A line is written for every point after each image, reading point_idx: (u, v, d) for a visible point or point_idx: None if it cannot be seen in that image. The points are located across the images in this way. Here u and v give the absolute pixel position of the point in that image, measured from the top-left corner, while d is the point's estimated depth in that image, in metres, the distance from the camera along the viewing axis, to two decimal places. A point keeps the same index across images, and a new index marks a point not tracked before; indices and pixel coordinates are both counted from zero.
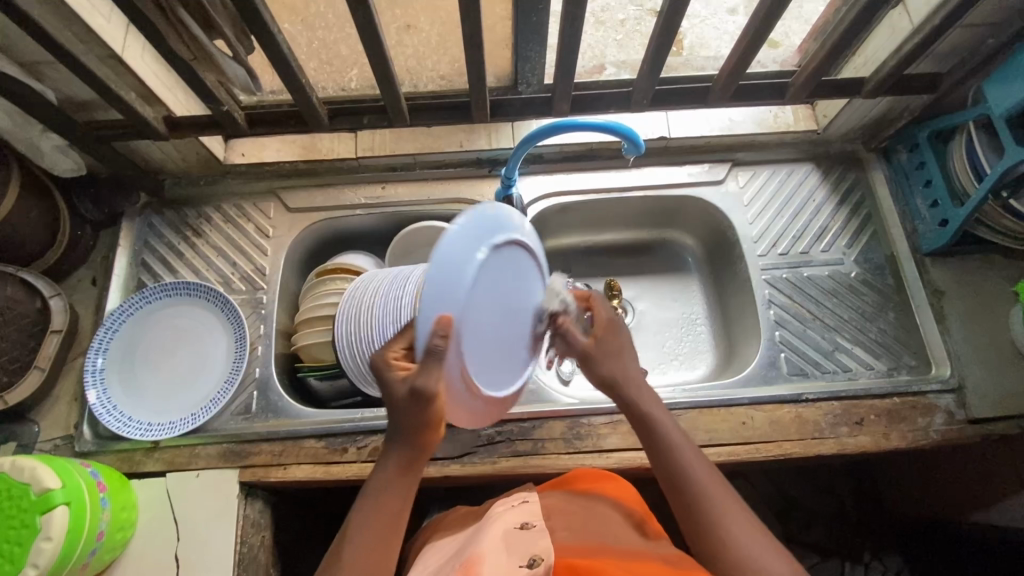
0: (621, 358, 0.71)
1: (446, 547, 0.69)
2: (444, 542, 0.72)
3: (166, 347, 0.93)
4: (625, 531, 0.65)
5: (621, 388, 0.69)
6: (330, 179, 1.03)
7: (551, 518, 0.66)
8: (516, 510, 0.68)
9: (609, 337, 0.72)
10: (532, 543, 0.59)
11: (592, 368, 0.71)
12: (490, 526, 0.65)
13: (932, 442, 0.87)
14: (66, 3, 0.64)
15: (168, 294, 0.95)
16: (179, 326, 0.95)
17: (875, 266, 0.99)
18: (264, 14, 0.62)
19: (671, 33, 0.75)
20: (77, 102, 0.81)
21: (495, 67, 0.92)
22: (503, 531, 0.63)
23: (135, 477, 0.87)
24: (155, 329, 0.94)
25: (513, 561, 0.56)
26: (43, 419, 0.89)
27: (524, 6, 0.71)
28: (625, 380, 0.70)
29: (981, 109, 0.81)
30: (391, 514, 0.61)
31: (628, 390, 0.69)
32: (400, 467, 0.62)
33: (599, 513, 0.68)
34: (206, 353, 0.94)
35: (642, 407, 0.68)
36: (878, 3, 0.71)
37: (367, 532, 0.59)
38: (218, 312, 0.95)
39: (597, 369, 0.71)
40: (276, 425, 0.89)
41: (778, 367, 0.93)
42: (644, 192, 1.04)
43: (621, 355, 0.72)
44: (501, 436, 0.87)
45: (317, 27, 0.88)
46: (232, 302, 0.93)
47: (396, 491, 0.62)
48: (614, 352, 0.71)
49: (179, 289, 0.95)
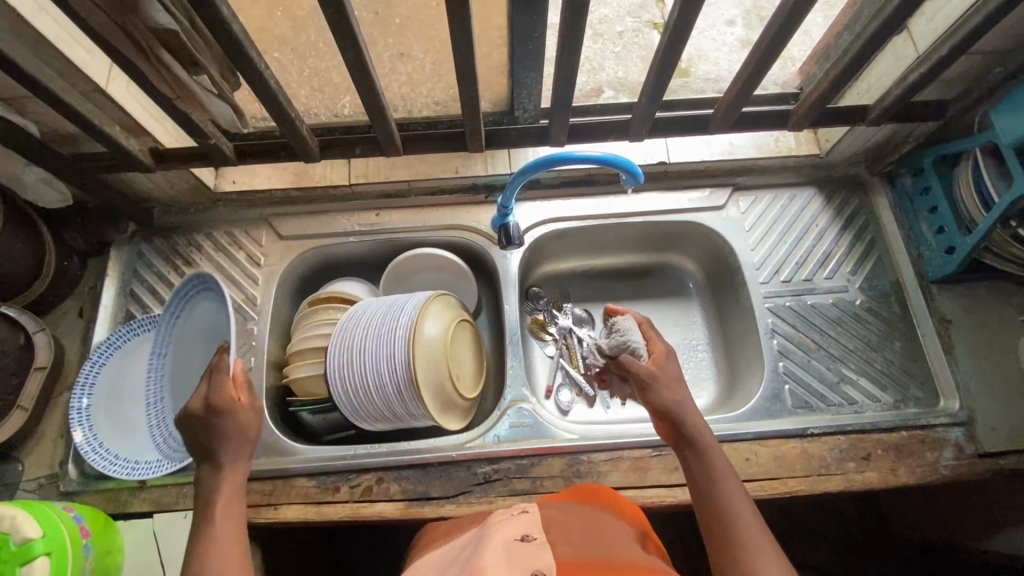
0: (677, 386, 0.72)
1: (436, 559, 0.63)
2: (437, 553, 0.66)
3: None
4: (629, 546, 0.59)
5: (675, 415, 0.68)
6: (323, 206, 1.01)
7: (551, 530, 0.60)
8: (516, 518, 0.63)
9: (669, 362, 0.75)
10: (534, 552, 0.53)
11: (648, 395, 0.71)
12: (491, 536, 0.59)
13: (942, 478, 0.84)
14: (48, 41, 0.62)
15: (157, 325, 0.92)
16: None
17: (880, 294, 0.97)
18: (252, 52, 0.61)
19: (670, 65, 0.73)
20: (61, 135, 0.78)
21: (490, 93, 0.89)
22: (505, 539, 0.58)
23: (121, 518, 0.84)
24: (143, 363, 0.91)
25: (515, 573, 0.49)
26: (26, 457, 0.87)
27: (519, 35, 0.69)
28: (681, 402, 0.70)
29: (989, 136, 0.79)
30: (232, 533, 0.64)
31: (681, 416, 0.68)
32: (229, 488, 0.68)
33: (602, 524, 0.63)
34: None
35: (693, 428, 0.68)
36: (883, 36, 0.70)
37: (212, 551, 0.61)
38: None
39: (653, 395, 0.71)
40: (266, 463, 0.86)
41: (782, 399, 0.90)
42: (644, 218, 1.02)
43: (677, 383, 0.72)
44: (498, 474, 0.85)
45: (308, 55, 0.83)
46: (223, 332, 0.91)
47: (233, 511, 0.66)
48: (671, 379, 0.73)
49: None
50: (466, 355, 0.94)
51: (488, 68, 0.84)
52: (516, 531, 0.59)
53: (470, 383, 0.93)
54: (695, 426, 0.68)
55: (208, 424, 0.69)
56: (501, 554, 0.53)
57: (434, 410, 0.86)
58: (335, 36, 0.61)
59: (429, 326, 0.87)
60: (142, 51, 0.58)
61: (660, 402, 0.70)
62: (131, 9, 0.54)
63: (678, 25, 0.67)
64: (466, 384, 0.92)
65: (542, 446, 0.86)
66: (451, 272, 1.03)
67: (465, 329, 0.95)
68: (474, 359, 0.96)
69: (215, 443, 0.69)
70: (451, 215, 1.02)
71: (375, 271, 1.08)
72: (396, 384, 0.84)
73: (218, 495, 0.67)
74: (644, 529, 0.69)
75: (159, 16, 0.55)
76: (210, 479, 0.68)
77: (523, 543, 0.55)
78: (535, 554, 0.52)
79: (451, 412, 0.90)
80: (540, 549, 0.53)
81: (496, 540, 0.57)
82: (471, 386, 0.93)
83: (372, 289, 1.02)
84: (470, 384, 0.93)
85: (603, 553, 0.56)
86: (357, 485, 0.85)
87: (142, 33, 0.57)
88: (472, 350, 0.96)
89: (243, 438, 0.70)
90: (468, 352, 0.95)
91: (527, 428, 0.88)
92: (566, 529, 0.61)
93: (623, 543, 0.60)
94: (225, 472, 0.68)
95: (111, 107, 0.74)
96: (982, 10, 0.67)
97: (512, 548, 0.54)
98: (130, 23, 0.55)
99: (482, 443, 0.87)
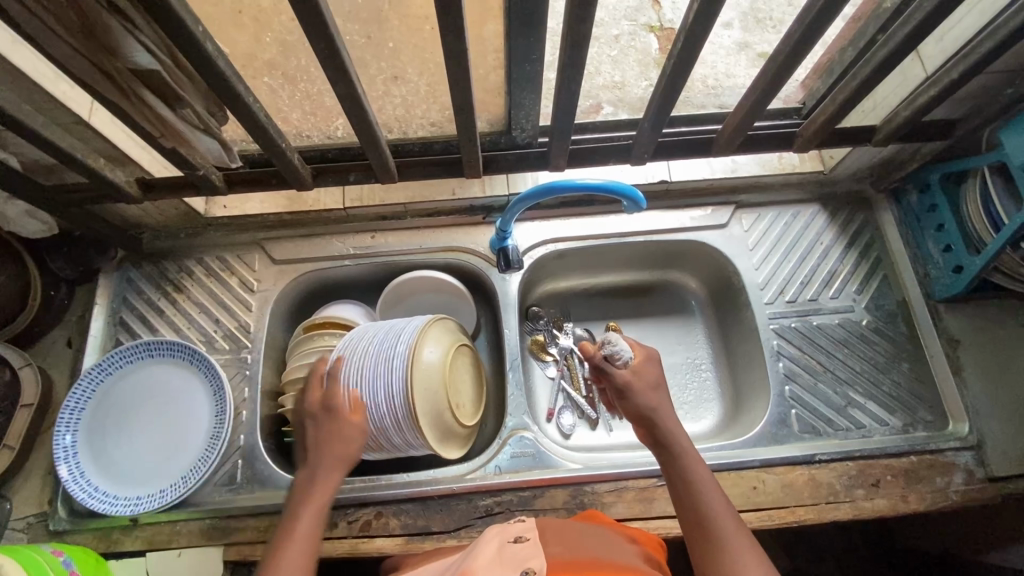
0: (657, 390, 0.69)
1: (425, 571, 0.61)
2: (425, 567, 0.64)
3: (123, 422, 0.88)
4: (627, 555, 0.58)
5: (652, 422, 0.66)
6: (317, 229, 0.99)
7: (545, 532, 0.58)
8: (507, 528, 0.60)
9: (645, 366, 0.70)
10: (527, 555, 0.51)
11: (626, 401, 0.68)
12: (481, 545, 0.57)
13: (951, 504, 0.83)
14: (27, 76, 0.59)
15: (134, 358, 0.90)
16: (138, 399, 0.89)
17: (886, 314, 0.95)
18: (239, 86, 0.58)
19: (675, 90, 0.71)
20: (44, 166, 0.76)
21: (488, 114, 0.85)
22: (498, 544, 0.55)
23: (113, 557, 0.82)
24: (128, 395, 0.89)
25: None
26: (15, 494, 0.85)
27: (515, 58, 0.66)
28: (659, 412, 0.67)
29: (995, 156, 0.78)
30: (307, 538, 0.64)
31: (658, 423, 0.66)
32: (320, 494, 0.69)
33: (597, 537, 0.61)
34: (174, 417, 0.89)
35: (669, 437, 0.65)
36: (890, 61, 0.68)
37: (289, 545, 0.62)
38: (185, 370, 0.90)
39: (631, 401, 0.68)
40: (262, 498, 0.84)
41: (789, 424, 0.89)
42: (646, 237, 1.00)
43: (655, 386, 0.69)
44: (500, 507, 0.83)
45: (299, 80, 0.79)
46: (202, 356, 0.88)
47: (313, 515, 0.66)
48: (649, 386, 0.69)
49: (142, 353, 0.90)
50: (467, 382, 0.91)
51: (484, 89, 0.81)
52: (509, 535, 0.57)
53: (470, 411, 0.90)
54: (671, 433, 0.66)
55: (323, 426, 0.75)
56: (494, 561, 0.51)
57: (434, 440, 0.83)
58: (326, 70, 0.60)
59: (428, 352, 0.83)
60: (126, 90, 0.56)
61: (637, 408, 0.67)
62: (108, 50, 0.52)
63: (684, 52, 0.65)
64: (466, 412, 0.89)
65: (544, 477, 0.84)
66: (449, 294, 1.01)
67: (466, 354, 0.92)
68: (475, 385, 0.93)
69: (317, 446, 0.73)
70: (448, 237, 0.99)
71: (372, 292, 1.05)
72: (390, 413, 0.80)
73: (311, 496, 0.68)
74: (644, 545, 0.67)
75: (137, 55, 0.52)
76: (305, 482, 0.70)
77: (516, 546, 0.54)
78: (527, 556, 0.51)
79: (450, 441, 0.87)
80: (532, 551, 0.52)
81: (488, 544, 0.56)
82: (470, 414, 0.90)
83: (368, 312, 0.99)
84: (469, 411, 0.90)
85: (598, 555, 0.54)
86: (356, 520, 0.82)
87: (122, 75, 0.54)
88: (472, 376, 0.93)
89: (343, 444, 0.73)
90: (469, 378, 0.92)
91: (530, 458, 0.87)
92: (561, 531, 0.59)
93: (624, 551, 0.58)
94: (316, 479, 0.70)
95: (96, 138, 0.72)
96: (995, 34, 0.65)
97: (506, 554, 0.52)
98: (108, 64, 0.53)
99: (483, 475, 0.85)
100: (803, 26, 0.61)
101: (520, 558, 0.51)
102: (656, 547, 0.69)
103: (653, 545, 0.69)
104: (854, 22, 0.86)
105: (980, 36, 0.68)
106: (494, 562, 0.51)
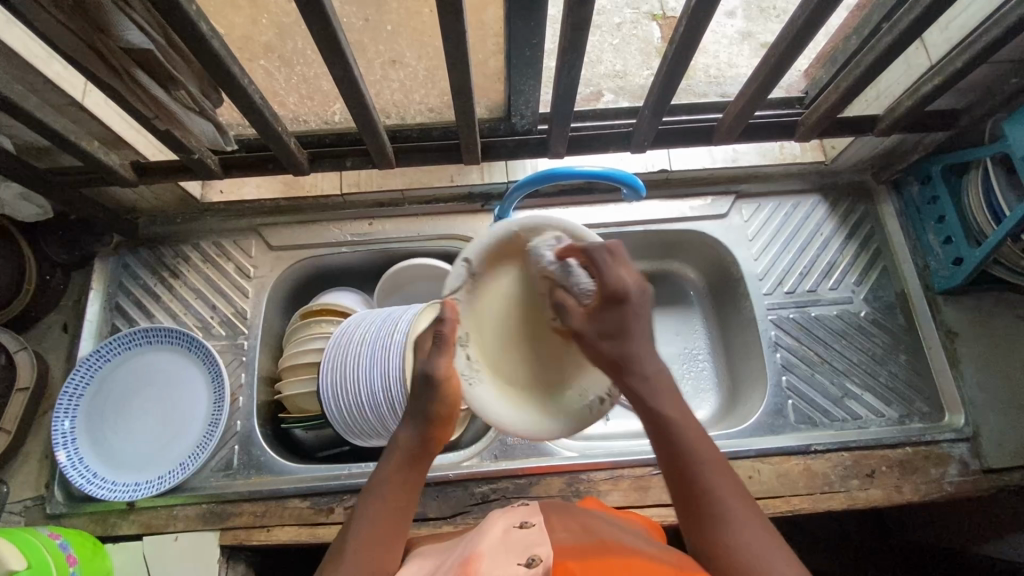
0: (643, 320, 0.60)
1: (437, 550, 0.60)
2: (434, 546, 0.63)
3: (115, 414, 0.87)
4: (632, 540, 0.57)
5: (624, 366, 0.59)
6: (314, 215, 0.98)
7: (549, 517, 0.58)
8: (511, 513, 0.59)
9: (616, 272, 0.60)
10: (531, 540, 0.50)
11: (604, 345, 0.60)
12: (484, 526, 0.56)
13: (945, 495, 0.83)
14: (18, 53, 0.59)
15: (126, 348, 0.89)
16: (127, 390, 0.88)
17: (885, 305, 0.95)
18: (234, 67, 0.58)
19: (676, 75, 0.70)
20: (36, 147, 0.75)
21: (487, 99, 0.84)
22: (502, 529, 0.54)
23: (109, 540, 0.82)
24: (117, 386, 0.88)
25: (511, 559, 0.47)
26: (12, 478, 0.85)
27: (515, 41, 0.64)
28: (636, 359, 0.59)
29: (998, 146, 0.77)
30: (397, 499, 0.57)
31: (631, 368, 0.59)
32: (405, 459, 0.59)
33: (605, 522, 0.61)
34: (170, 406, 0.88)
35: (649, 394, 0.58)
36: (892, 51, 0.68)
37: (368, 512, 0.56)
38: (181, 356, 0.90)
39: (597, 345, 0.60)
40: (259, 483, 0.84)
41: (785, 415, 0.89)
42: (646, 226, 0.99)
43: (645, 315, 0.60)
44: (496, 494, 0.83)
45: (296, 63, 0.76)
46: (199, 342, 0.88)
47: (399, 489, 0.57)
48: (633, 314, 0.60)
49: (134, 340, 0.89)
50: (505, 322, 0.67)
51: (484, 74, 0.79)
52: (513, 520, 0.56)
53: (474, 364, 0.66)
54: (648, 376, 0.59)
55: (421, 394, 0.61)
56: (498, 543, 0.51)
57: (562, 428, 0.66)
58: (321, 52, 0.59)
59: (463, 367, 0.65)
60: (117, 70, 0.56)
61: (615, 354, 0.59)
62: (100, 29, 0.51)
63: (684, 39, 0.64)
64: (499, 369, 0.67)
65: (540, 465, 0.84)
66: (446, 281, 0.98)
67: (522, 281, 0.67)
68: (479, 320, 0.67)
69: (423, 400, 0.60)
70: (445, 224, 0.99)
71: (369, 280, 1.05)
72: (387, 388, 0.79)
73: (390, 464, 0.59)
74: (647, 530, 0.67)
75: (130, 35, 0.52)
76: (405, 440, 0.60)
77: (521, 531, 0.53)
78: (531, 541, 0.50)
79: (502, 409, 0.65)
80: (537, 537, 0.51)
81: (493, 528, 0.55)
82: (470, 371, 0.65)
83: (365, 299, 0.98)
84: (487, 365, 0.67)
85: (603, 540, 0.53)
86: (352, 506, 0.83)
87: (114, 53, 0.54)
88: (484, 300, 0.67)
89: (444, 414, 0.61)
90: (512, 319, 0.67)
91: (527, 446, 0.87)
92: (565, 518, 0.58)
93: (629, 537, 0.57)
94: (404, 442, 0.60)
95: (89, 119, 0.72)
96: (1002, 21, 0.64)
97: (511, 537, 0.52)
98: (100, 43, 0.53)
99: (479, 462, 0.86)
100: (807, 13, 0.60)
101: (523, 544, 0.50)
102: (656, 530, 0.70)
103: (653, 529, 0.69)
104: (859, 11, 0.85)
105: (985, 25, 0.67)
106: (499, 546, 0.50)
